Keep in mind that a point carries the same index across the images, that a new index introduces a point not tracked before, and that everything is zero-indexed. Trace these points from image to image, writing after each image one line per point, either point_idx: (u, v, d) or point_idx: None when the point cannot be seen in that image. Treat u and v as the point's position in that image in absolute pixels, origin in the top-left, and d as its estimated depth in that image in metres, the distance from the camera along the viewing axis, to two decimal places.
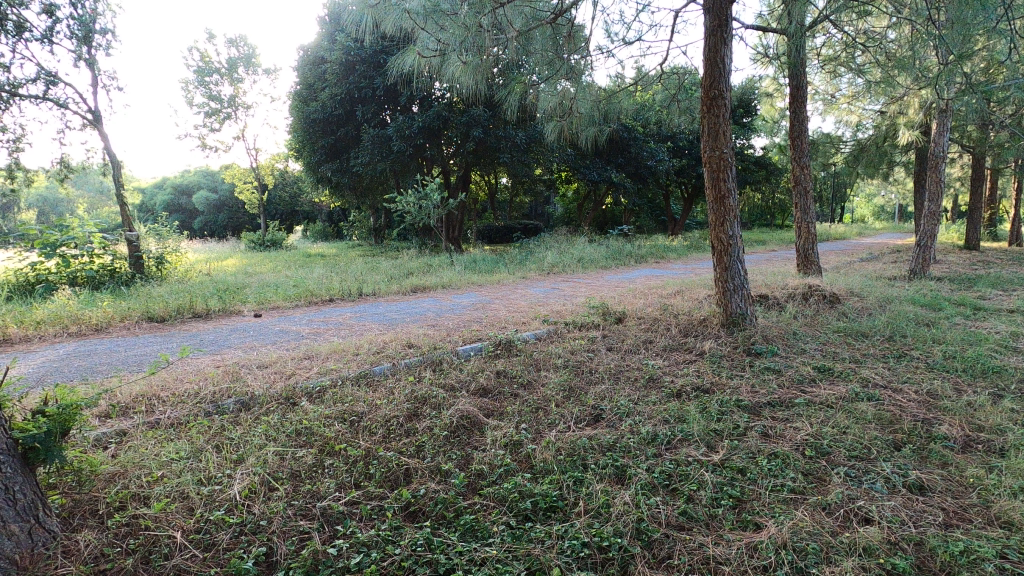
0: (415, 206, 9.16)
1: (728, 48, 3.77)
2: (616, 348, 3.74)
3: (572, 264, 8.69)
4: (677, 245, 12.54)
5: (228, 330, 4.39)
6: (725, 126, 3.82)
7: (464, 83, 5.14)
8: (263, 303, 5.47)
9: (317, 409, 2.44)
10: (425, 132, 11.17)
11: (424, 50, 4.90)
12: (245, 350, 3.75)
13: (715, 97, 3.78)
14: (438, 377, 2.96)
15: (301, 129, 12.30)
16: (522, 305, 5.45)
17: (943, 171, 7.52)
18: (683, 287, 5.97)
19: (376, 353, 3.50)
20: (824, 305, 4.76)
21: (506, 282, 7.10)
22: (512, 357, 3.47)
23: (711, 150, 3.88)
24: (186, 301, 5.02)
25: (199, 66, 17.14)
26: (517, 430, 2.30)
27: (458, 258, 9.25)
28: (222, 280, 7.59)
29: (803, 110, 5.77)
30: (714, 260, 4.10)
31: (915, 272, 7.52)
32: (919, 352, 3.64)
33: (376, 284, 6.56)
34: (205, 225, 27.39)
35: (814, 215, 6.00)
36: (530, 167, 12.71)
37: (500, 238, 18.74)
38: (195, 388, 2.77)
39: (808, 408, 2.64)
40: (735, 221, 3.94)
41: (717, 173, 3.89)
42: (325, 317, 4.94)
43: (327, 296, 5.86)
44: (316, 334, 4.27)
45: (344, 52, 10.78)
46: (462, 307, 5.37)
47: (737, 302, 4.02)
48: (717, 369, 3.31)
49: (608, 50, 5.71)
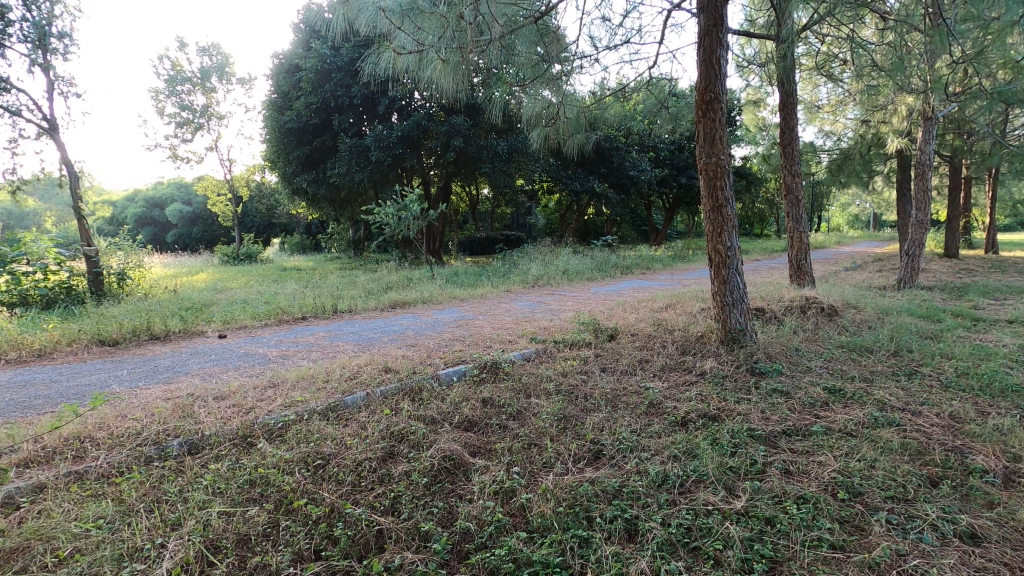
0: (394, 217, 8.84)
1: (724, 49, 3.56)
2: (610, 369, 3.47)
3: (557, 276, 8.44)
4: (661, 256, 12.39)
5: (188, 355, 4.02)
6: (723, 131, 3.60)
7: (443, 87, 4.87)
8: (229, 322, 5.09)
9: (276, 453, 2.12)
10: (404, 142, 10.89)
11: (399, 48, 4.57)
12: (203, 377, 3.39)
13: (711, 101, 3.57)
14: (417, 409, 2.65)
15: (275, 139, 11.91)
16: (508, 321, 5.16)
17: (930, 180, 7.37)
18: (674, 300, 5.74)
19: (349, 379, 3.18)
20: (823, 318, 4.56)
21: (489, 296, 6.81)
22: (499, 382, 3.17)
23: (707, 157, 3.65)
24: (142, 322, 4.62)
25: (170, 75, 16.67)
26: (508, 474, 2.01)
27: (439, 271, 8.95)
28: (188, 297, 7.17)
29: (794, 117, 5.62)
30: (711, 273, 3.86)
31: (904, 282, 7.43)
32: (931, 369, 3.43)
33: (352, 300, 6.20)
34: (179, 238, 26.64)
35: (806, 224, 5.82)
36: (512, 177, 12.49)
37: (482, 249, 18.47)
38: (137, 427, 2.43)
39: (828, 438, 2.38)
40: (733, 231, 3.71)
41: (714, 181, 3.66)
42: (296, 337, 4.59)
43: (300, 314, 5.50)
44: (284, 357, 3.92)
45: (319, 59, 10.48)
46: (443, 325, 5.06)
47: (736, 317, 3.79)
48: (721, 391, 3.06)
49: (594, 54, 5.49)
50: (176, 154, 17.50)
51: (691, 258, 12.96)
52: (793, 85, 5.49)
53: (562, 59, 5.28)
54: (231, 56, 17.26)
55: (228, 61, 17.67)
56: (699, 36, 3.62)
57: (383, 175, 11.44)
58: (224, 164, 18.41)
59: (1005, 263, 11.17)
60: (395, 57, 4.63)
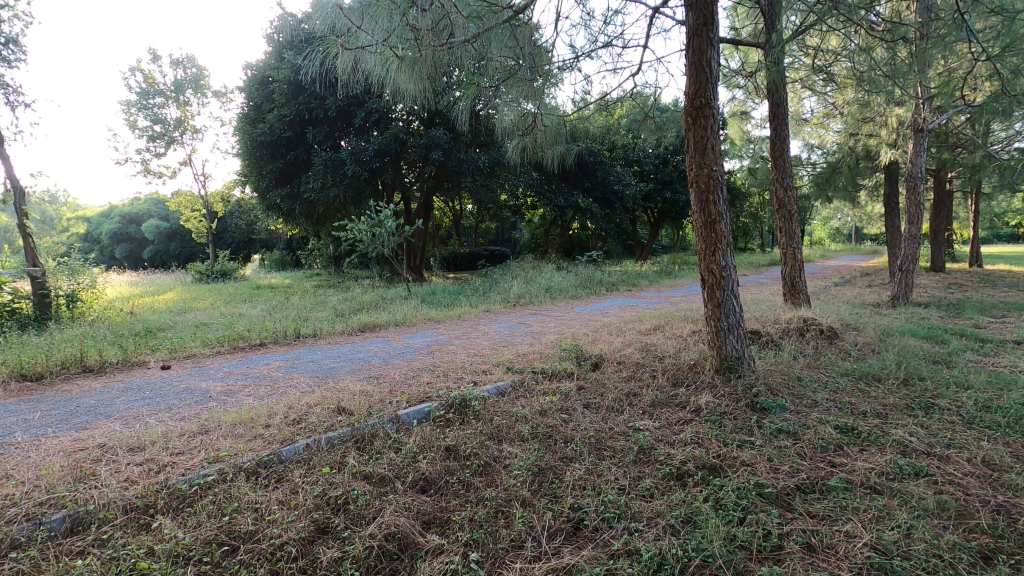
0: (368, 234, 8.43)
1: (715, 50, 3.24)
2: (595, 406, 3.08)
3: (540, 294, 8.08)
4: (648, 271, 12.11)
5: (118, 391, 3.55)
6: (714, 138, 3.28)
7: (411, 92, 4.50)
8: (177, 351, 4.63)
9: (174, 535, 1.70)
10: (381, 155, 10.52)
11: (349, 44, 4.18)
12: (126, 421, 2.94)
13: (701, 106, 3.25)
14: (365, 464, 2.23)
15: (248, 153, 11.48)
16: (484, 346, 4.76)
17: (921, 194, 7.12)
18: (663, 321, 5.39)
19: (293, 423, 2.74)
20: (823, 342, 4.22)
21: (467, 318, 6.41)
22: (466, 425, 2.77)
23: (698, 168, 3.32)
24: (75, 352, 4.15)
25: (143, 89, 16.19)
26: (464, 563, 1.60)
27: (415, 289, 8.53)
28: (143, 320, 6.67)
29: (785, 128, 5.34)
30: (705, 295, 3.50)
31: (899, 299, 7.16)
32: (949, 401, 3.09)
33: (317, 323, 5.76)
34: (155, 255, 25.90)
35: (800, 239, 5.52)
36: (493, 192, 12.16)
37: (465, 265, 18.09)
38: (16, 492, 1.99)
39: (850, 497, 2.01)
40: (728, 250, 3.36)
41: (705, 194, 3.33)
42: (248, 368, 4.14)
43: (258, 340, 5.05)
44: (229, 392, 3.47)
45: (292, 71, 10.12)
46: (414, 351, 4.64)
47: (733, 344, 3.44)
48: (720, 432, 2.68)
49: (574, 61, 5.18)
50: (149, 169, 16.96)
51: (678, 273, 12.68)
52: (782, 94, 5.28)
53: (545, 70, 4.99)
54: (206, 69, 16.83)
55: (204, 74, 17.22)
56: (687, 38, 3.31)
57: (360, 189, 11.04)
58: (199, 179, 17.87)
59: (992, 276, 11.05)
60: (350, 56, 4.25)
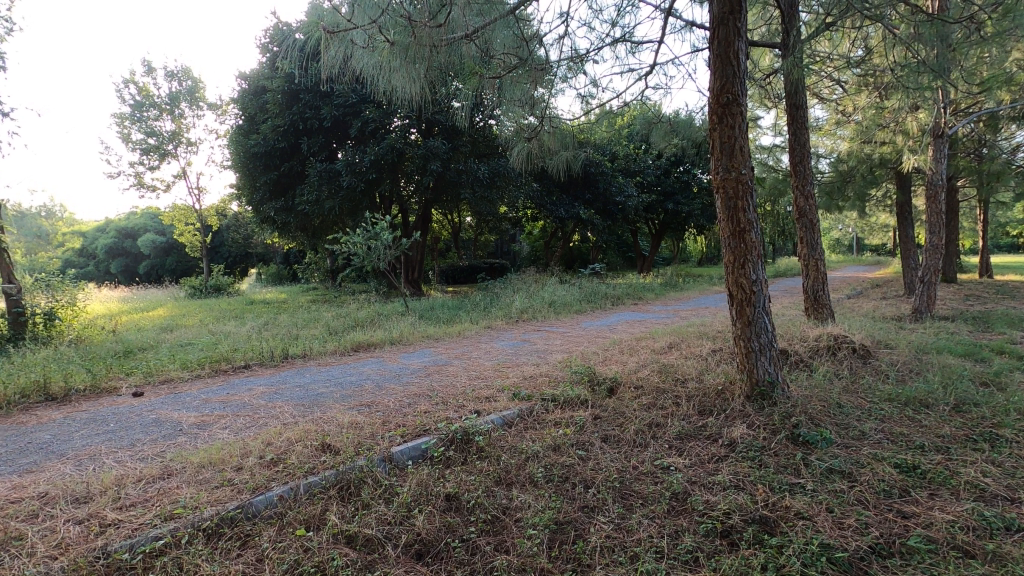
0: (363, 247, 8.09)
1: (743, 41, 2.93)
2: (614, 440, 2.72)
3: (544, 309, 7.72)
4: (654, 284, 11.77)
5: (79, 423, 3.17)
6: (742, 137, 2.96)
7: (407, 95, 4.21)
8: (152, 375, 4.25)
9: None
10: (378, 166, 10.22)
11: (333, 26, 3.73)
12: (80, 461, 2.57)
13: (728, 103, 2.93)
14: (350, 523, 1.87)
15: (241, 165, 11.17)
16: (487, 368, 4.40)
17: (943, 202, 6.83)
18: (678, 339, 5.04)
19: (269, 466, 2.37)
20: (857, 362, 3.86)
21: (468, 335, 6.06)
22: (470, 466, 2.40)
23: (725, 171, 2.99)
24: (38, 378, 3.78)
25: (137, 101, 15.94)
26: None
27: (413, 304, 8.17)
28: (123, 339, 6.29)
29: (804, 131, 5.02)
30: (733, 312, 3.15)
31: (922, 311, 6.82)
32: (1015, 430, 2.73)
33: (307, 343, 5.39)
34: (151, 270, 25.52)
35: (822, 250, 5.19)
36: (493, 204, 11.86)
37: (465, 278, 17.75)
38: None
39: (938, 564, 1.65)
40: (759, 262, 3.02)
41: (733, 200, 3.00)
42: (229, 394, 3.77)
43: (243, 362, 4.68)
44: (202, 424, 3.10)
45: (286, 80, 9.84)
46: (410, 374, 4.28)
47: (764, 366, 3.09)
48: (763, 472, 2.33)
49: (580, 62, 4.88)
50: (143, 183, 16.65)
51: (684, 286, 12.35)
52: (802, 95, 4.96)
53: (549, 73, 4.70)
54: (202, 81, 16.59)
55: (200, 86, 16.99)
56: (711, 28, 3.00)
57: (356, 201, 10.72)
58: (194, 193, 17.57)
59: (1009, 288, 10.70)
60: (339, 47, 3.85)
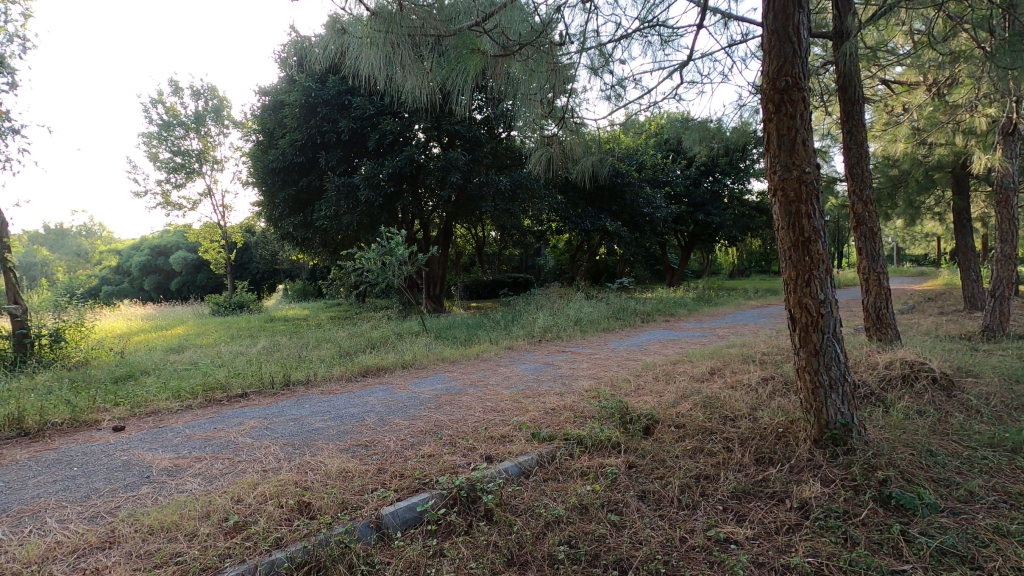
0: (378, 263, 7.75)
1: (804, 14, 2.44)
2: (654, 498, 2.23)
3: (569, 327, 7.21)
4: (686, 299, 11.15)
5: (40, 467, 2.80)
6: (804, 129, 2.46)
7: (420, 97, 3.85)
8: (140, 405, 3.90)
9: None
10: (396, 179, 9.93)
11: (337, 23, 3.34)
12: (21, 519, 2.19)
13: (786, 87, 2.44)
14: None
15: (261, 181, 11.04)
16: (505, 399, 3.93)
17: (1014, 207, 6.15)
18: (721, 365, 4.48)
19: (230, 534, 1.95)
20: (940, 395, 3.27)
21: (486, 357, 5.62)
22: (475, 536, 1.94)
23: (784, 170, 2.49)
24: (13, 410, 3.46)
25: (165, 121, 16.15)
26: None
27: (430, 323, 7.79)
28: (128, 361, 6.04)
29: (861, 129, 4.43)
30: (795, 339, 2.62)
31: (993, 329, 6.08)
32: None
33: (313, 367, 5.02)
34: (183, 287, 25.88)
35: (884, 262, 4.60)
36: (516, 217, 11.44)
37: (488, 293, 17.37)
38: None
39: None
40: (827, 278, 2.50)
41: (795, 204, 2.48)
42: (216, 430, 3.37)
43: (240, 390, 4.30)
44: (174, 470, 2.70)
45: (303, 93, 9.63)
46: (419, 405, 3.83)
47: (835, 404, 2.56)
48: (854, 552, 1.80)
49: (606, 57, 4.44)
50: (170, 202, 16.79)
51: (718, 300, 11.69)
52: (859, 87, 4.40)
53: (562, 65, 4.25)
54: (227, 99, 16.72)
55: (225, 104, 17.11)
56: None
57: (374, 216, 10.44)
58: (219, 210, 17.65)
59: None
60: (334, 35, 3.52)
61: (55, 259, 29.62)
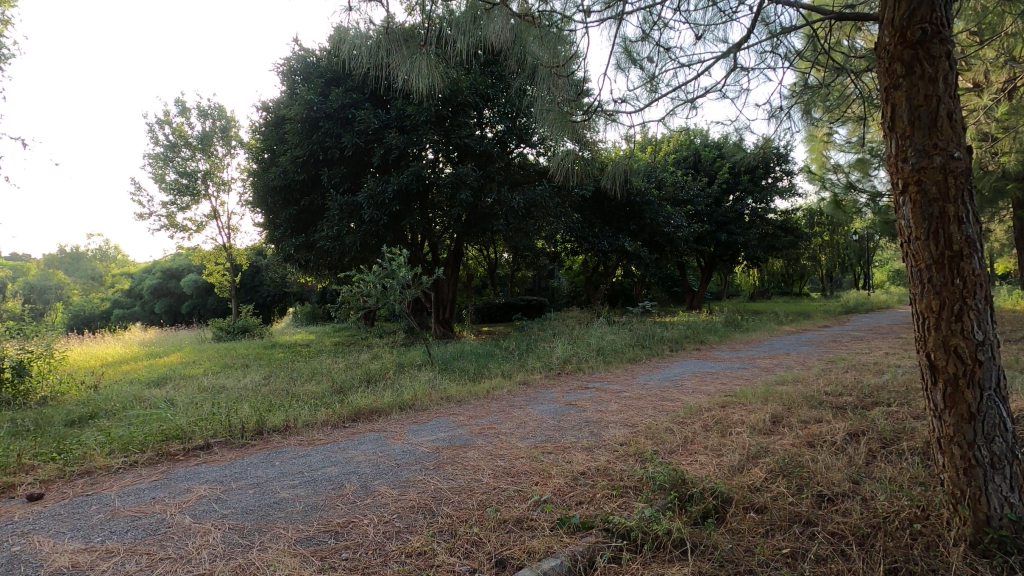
0: (378, 286, 7.08)
1: None
2: None
3: (591, 358, 6.43)
4: (717, 323, 10.32)
5: None
6: (950, 97, 1.73)
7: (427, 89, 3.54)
8: (73, 464, 3.17)
9: None
10: (401, 197, 9.32)
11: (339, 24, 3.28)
12: None
13: (923, 38, 1.73)
14: None
15: (261, 200, 10.51)
16: (522, 455, 3.16)
17: None
18: (785, 410, 3.68)
19: None
20: None
21: (499, 395, 4.86)
22: None
23: (919, 156, 1.76)
24: None
25: (172, 141, 15.85)
26: None
27: (437, 351, 7.06)
28: (95, 398, 5.34)
29: None
30: (936, 397, 1.84)
31: None
32: None
33: (296, 409, 4.29)
34: (193, 310, 25.43)
35: None
36: (530, 237, 10.73)
37: (501, 317, 16.63)
38: None
39: None
40: (988, 308, 1.73)
41: (939, 204, 1.73)
42: (153, 501, 2.64)
43: (201, 441, 3.57)
44: (69, 573, 1.97)
45: (304, 106, 9.11)
46: (414, 464, 3.08)
47: (1002, 493, 1.75)
48: None
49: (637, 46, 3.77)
50: (175, 224, 16.41)
51: (750, 325, 10.84)
52: None
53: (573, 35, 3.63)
54: (234, 118, 16.38)
55: (233, 124, 16.81)
56: None
57: (379, 237, 9.82)
58: (225, 232, 17.20)
59: None
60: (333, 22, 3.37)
61: (69, 282, 29.50)
